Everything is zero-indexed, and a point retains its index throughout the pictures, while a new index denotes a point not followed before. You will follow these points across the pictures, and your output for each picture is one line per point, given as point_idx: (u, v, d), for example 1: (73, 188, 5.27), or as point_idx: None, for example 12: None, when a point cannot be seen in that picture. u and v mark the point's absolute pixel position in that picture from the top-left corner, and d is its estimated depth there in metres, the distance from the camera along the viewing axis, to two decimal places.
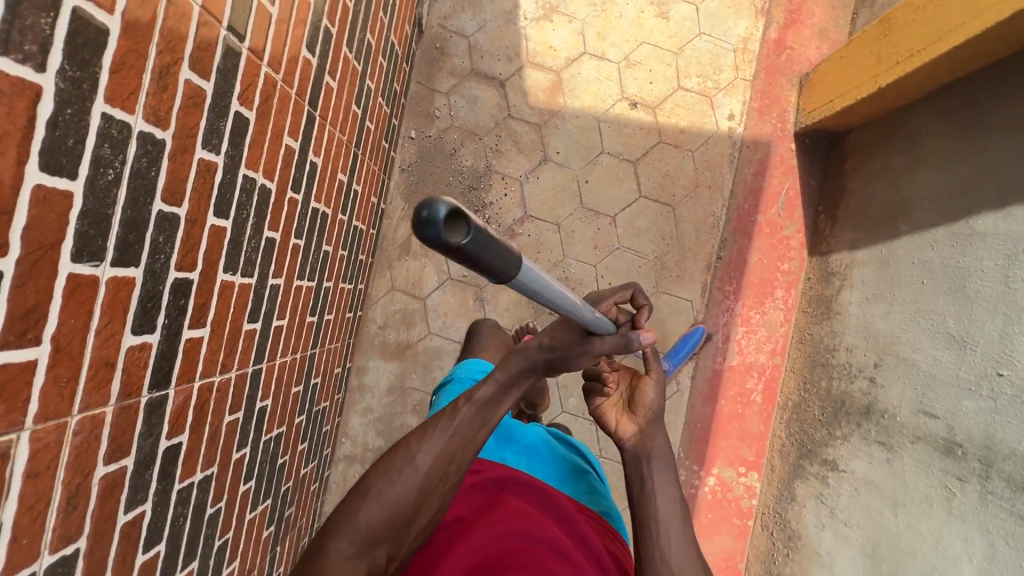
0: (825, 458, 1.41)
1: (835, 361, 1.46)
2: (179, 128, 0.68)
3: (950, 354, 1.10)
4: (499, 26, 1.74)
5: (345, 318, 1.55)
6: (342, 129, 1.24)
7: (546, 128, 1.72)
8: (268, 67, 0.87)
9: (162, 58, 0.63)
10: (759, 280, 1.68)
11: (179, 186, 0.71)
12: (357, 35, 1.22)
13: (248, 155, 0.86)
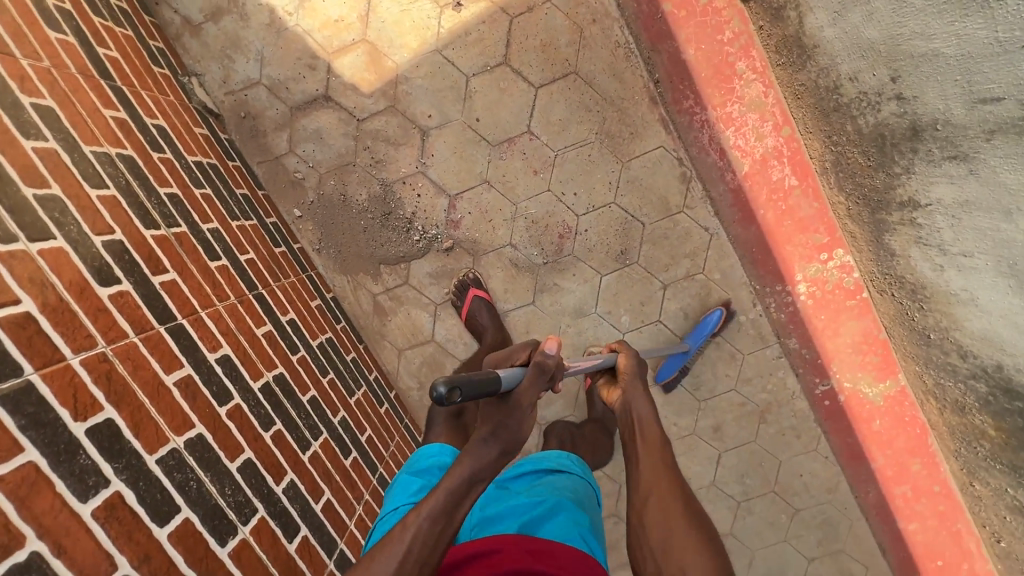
0: (903, 200, 1.18)
1: (843, 98, 1.20)
2: (35, 523, 0.61)
3: (964, 23, 0.93)
4: (275, 44, 1.44)
5: (383, 413, 1.48)
6: (221, 296, 1.08)
7: (401, 103, 1.45)
8: (77, 355, 0.73)
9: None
10: (712, 71, 1.38)
11: (96, 556, 0.66)
12: (150, 205, 1.03)
13: (143, 440, 0.76)
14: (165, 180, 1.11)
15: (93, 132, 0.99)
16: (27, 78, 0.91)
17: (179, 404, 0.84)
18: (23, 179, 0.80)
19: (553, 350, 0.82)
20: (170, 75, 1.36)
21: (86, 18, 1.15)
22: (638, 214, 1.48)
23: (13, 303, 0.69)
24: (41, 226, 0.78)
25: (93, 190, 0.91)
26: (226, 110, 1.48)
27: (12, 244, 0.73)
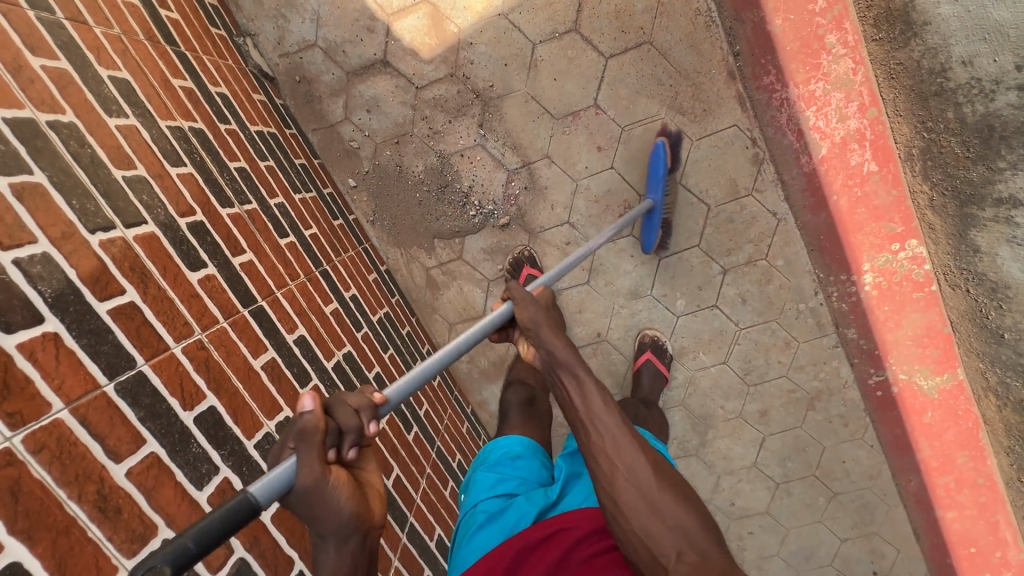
0: (999, 195, 1.26)
1: (954, 88, 1.22)
2: (163, 512, 0.64)
3: None
4: (331, 3, 1.37)
5: (437, 386, 1.50)
6: (292, 274, 1.08)
7: (463, 70, 1.39)
8: (179, 344, 0.74)
9: (87, 498, 0.58)
10: (799, 42, 1.29)
11: None
12: (223, 180, 1.01)
13: (239, 425, 0.77)
14: (233, 153, 1.09)
15: (165, 104, 0.96)
16: (102, 49, 0.87)
17: (269, 387, 0.86)
18: (112, 160, 0.78)
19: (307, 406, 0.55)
20: (226, 36, 1.30)
21: None
22: (705, 196, 1.43)
23: (119, 294, 0.69)
24: (133, 211, 0.78)
25: (173, 168, 0.89)
26: (281, 73, 1.43)
27: (110, 231, 0.72)
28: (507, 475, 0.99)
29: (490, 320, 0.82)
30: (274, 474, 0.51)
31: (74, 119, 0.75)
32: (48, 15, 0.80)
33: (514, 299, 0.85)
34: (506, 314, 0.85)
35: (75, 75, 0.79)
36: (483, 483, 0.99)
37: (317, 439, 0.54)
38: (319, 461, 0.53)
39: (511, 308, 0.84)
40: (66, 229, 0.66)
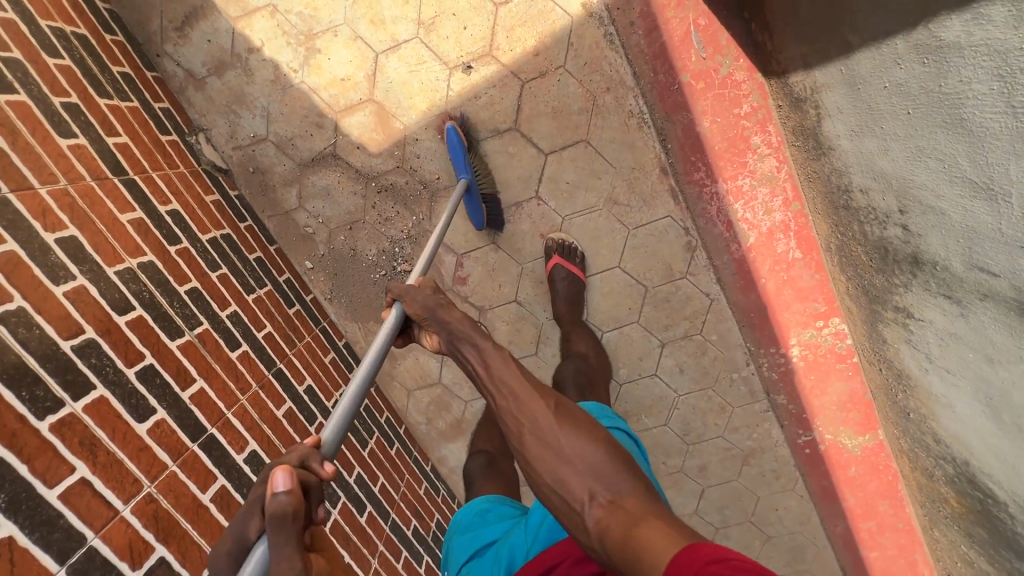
0: (897, 305, 1.20)
1: (854, 202, 1.17)
2: None
3: (954, 185, 0.84)
4: (281, 100, 1.41)
5: (395, 453, 1.60)
6: (243, 387, 1.16)
7: (410, 164, 1.44)
8: (128, 506, 0.83)
9: None
10: (726, 143, 1.35)
11: None
12: (173, 310, 1.08)
13: (188, 567, 0.87)
14: (184, 274, 1.15)
15: (114, 247, 1.02)
16: (49, 210, 0.94)
17: (217, 518, 0.95)
18: (60, 332, 0.85)
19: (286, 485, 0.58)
20: (177, 140, 1.35)
21: (93, 105, 1.14)
22: (643, 279, 1.51)
23: (69, 474, 0.77)
24: (82, 379, 0.85)
25: (120, 317, 0.96)
26: (235, 164, 1.48)
27: (59, 411, 0.80)
28: (486, 530, 1.02)
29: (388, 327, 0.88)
30: (255, 559, 0.56)
31: (22, 303, 0.82)
32: None
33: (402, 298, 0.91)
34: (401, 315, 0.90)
35: (21, 253, 0.85)
36: (465, 546, 1.01)
37: (291, 517, 0.56)
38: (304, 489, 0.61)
39: (405, 308, 0.90)
40: (15, 426, 0.74)
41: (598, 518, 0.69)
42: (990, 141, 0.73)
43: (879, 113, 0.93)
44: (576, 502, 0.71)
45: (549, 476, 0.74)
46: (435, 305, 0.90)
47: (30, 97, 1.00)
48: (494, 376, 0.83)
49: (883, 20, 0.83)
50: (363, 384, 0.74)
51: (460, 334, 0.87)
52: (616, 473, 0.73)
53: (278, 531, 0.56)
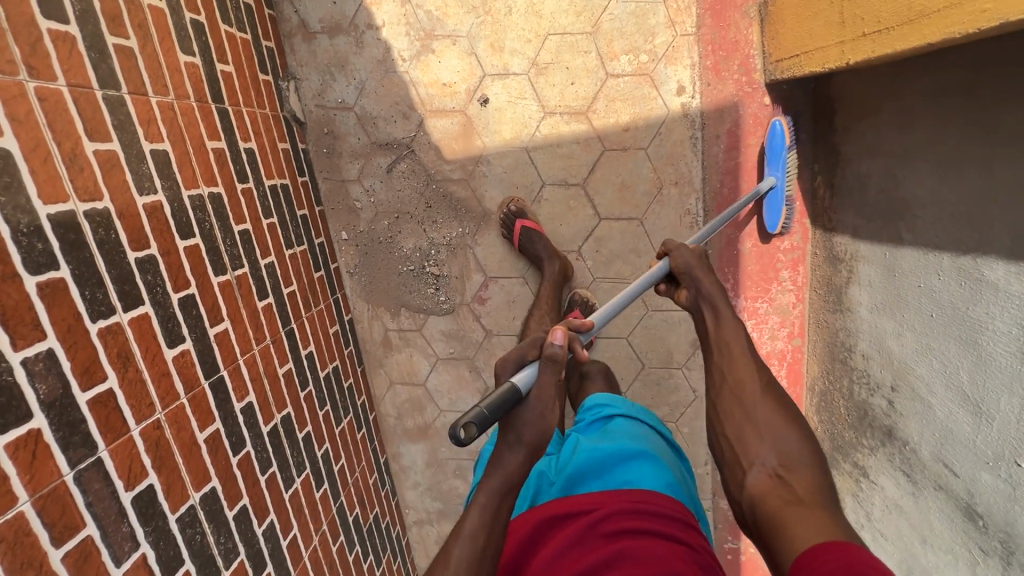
0: (856, 460, 1.33)
1: (853, 362, 1.30)
2: None
3: (948, 390, 0.96)
4: (379, 80, 1.45)
5: (359, 436, 1.63)
6: (259, 338, 1.18)
7: (475, 181, 1.50)
8: (138, 426, 0.84)
9: None
10: (758, 266, 1.47)
11: None
12: (224, 246, 1.10)
13: (168, 499, 0.88)
14: (242, 215, 1.17)
15: (194, 172, 1.04)
16: (152, 120, 0.95)
17: (204, 460, 0.97)
18: (130, 242, 0.87)
19: (559, 340, 0.78)
20: (271, 81, 1.37)
21: (215, 29, 1.16)
22: (643, 357, 1.60)
23: (101, 382, 0.79)
24: (136, 293, 0.87)
25: (182, 241, 0.98)
26: (311, 120, 1.50)
27: (110, 317, 0.81)
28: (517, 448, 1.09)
29: (653, 273, 1.06)
30: (526, 374, 0.77)
31: (108, 205, 0.84)
32: (113, 92, 0.87)
33: (671, 254, 1.08)
34: (665, 269, 1.08)
35: (121, 155, 0.87)
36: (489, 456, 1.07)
37: (559, 362, 0.78)
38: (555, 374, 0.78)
39: (671, 263, 1.07)
40: (72, 322, 0.75)
41: (760, 482, 0.80)
42: (992, 371, 0.86)
43: (905, 305, 1.05)
44: (744, 460, 0.84)
45: (733, 433, 0.88)
46: (693, 263, 1.05)
47: (168, 7, 1.02)
48: (722, 340, 0.97)
49: (935, 234, 0.95)
50: (623, 303, 0.98)
51: (708, 291, 1.02)
52: (782, 429, 0.84)
53: (548, 367, 0.78)
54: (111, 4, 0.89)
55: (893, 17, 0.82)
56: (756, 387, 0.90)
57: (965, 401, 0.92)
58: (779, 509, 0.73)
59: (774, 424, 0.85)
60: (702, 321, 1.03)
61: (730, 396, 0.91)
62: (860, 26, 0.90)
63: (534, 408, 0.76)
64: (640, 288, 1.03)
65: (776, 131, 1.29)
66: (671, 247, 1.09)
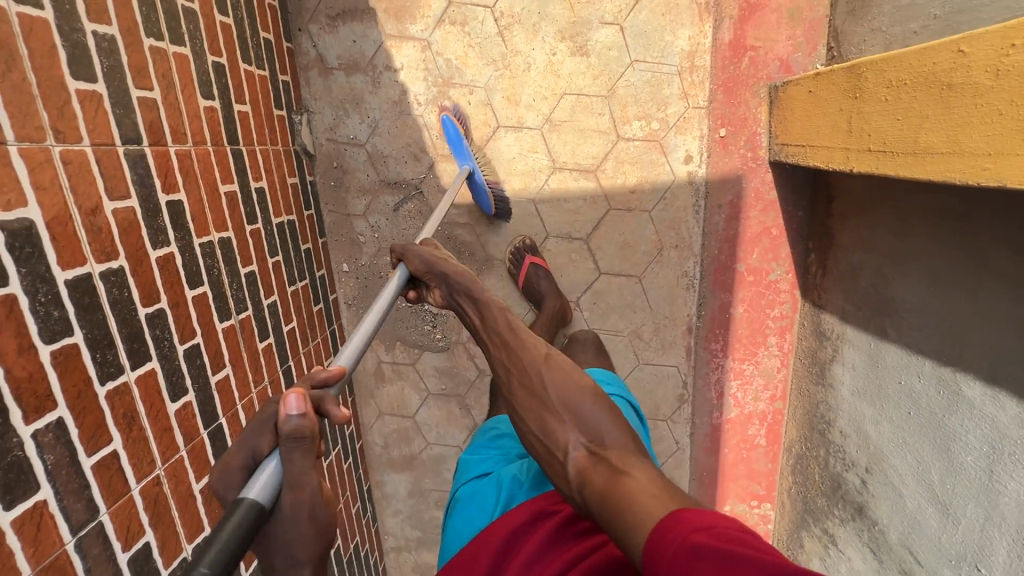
0: (826, 528, 1.39)
1: (831, 435, 1.36)
2: None
3: (919, 485, 1.02)
4: (393, 121, 1.46)
5: (345, 466, 1.64)
6: (258, 380, 1.18)
7: (480, 226, 1.52)
8: (139, 485, 0.84)
9: None
10: (749, 330, 1.51)
11: None
12: (230, 291, 1.10)
13: (163, 555, 0.88)
14: (249, 256, 1.17)
15: (206, 218, 1.04)
16: (170, 171, 0.95)
17: (199, 511, 0.97)
18: (142, 298, 0.87)
19: (295, 410, 0.58)
20: (285, 116, 1.37)
21: (235, 69, 1.16)
22: None
23: (106, 444, 0.79)
24: (144, 350, 0.87)
25: (190, 291, 0.98)
26: (321, 153, 1.50)
27: (119, 378, 0.81)
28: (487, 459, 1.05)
29: (394, 281, 0.98)
30: (267, 472, 0.57)
31: (123, 263, 0.83)
32: (135, 146, 0.87)
33: (404, 258, 1.02)
34: (407, 272, 1.02)
35: (138, 211, 0.87)
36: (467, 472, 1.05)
37: (309, 437, 0.59)
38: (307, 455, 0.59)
39: (407, 267, 1.00)
40: (83, 388, 0.75)
41: (580, 466, 0.74)
42: (962, 479, 0.92)
43: (885, 396, 1.11)
44: (557, 452, 0.77)
45: (536, 423, 0.81)
46: (431, 260, 0.98)
47: (191, 52, 1.02)
48: (511, 344, 0.87)
49: (920, 338, 1.01)
50: (371, 330, 0.85)
51: (457, 285, 0.95)
52: (577, 399, 0.79)
53: (296, 449, 0.58)
54: (138, 56, 0.88)
55: (897, 143, 0.86)
56: (534, 359, 0.84)
57: (934, 499, 0.98)
58: (603, 487, 0.68)
59: (567, 395, 0.80)
60: (461, 315, 0.97)
61: (518, 379, 0.84)
62: (866, 140, 0.94)
63: (296, 514, 0.58)
64: (385, 305, 0.92)
65: (447, 124, 1.32)
66: (400, 251, 1.02)
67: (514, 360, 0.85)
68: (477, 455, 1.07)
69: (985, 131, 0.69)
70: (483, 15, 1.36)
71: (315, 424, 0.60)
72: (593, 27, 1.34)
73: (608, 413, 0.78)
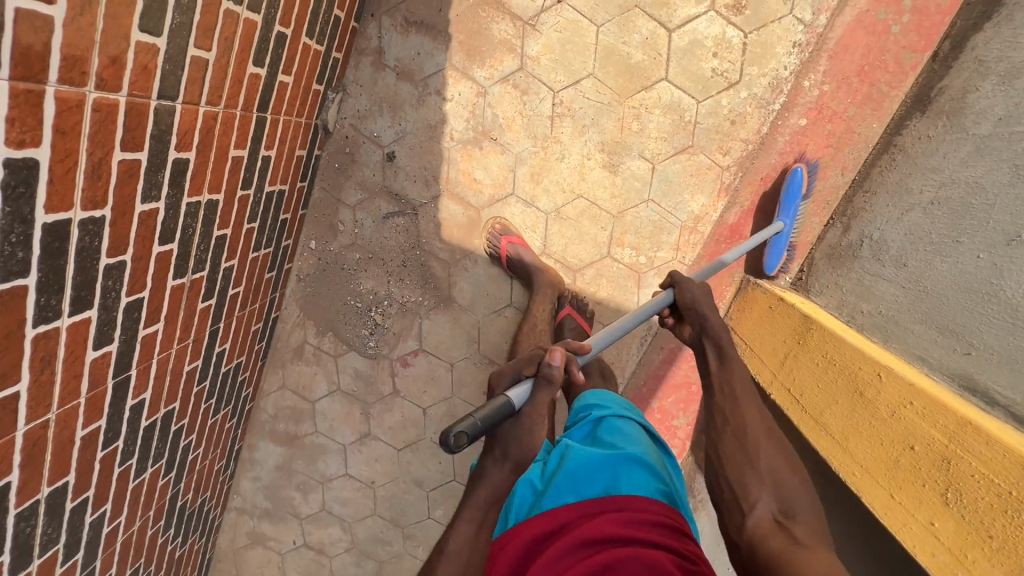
0: None
1: None
2: None
3: None
4: (420, 140, 1.47)
5: (227, 424, 1.63)
6: (183, 337, 1.16)
7: (455, 269, 1.57)
8: (25, 427, 0.81)
9: None
10: None
11: None
12: (195, 251, 1.07)
13: (18, 493, 0.85)
14: (228, 221, 1.15)
15: (204, 179, 1.01)
16: (191, 131, 0.92)
17: (71, 456, 0.94)
18: (109, 249, 0.84)
19: (557, 363, 0.84)
20: (321, 91, 1.35)
21: (295, 41, 1.13)
22: None
23: (11, 385, 0.76)
24: (89, 299, 0.84)
25: (158, 247, 0.95)
26: (337, 135, 1.48)
27: (51, 322, 0.79)
28: None
29: (654, 302, 1.07)
30: (522, 390, 0.83)
31: (106, 213, 0.80)
32: (168, 101, 0.84)
33: (677, 285, 1.09)
34: (672, 299, 1.11)
35: (143, 164, 0.84)
36: (484, 464, 1.09)
37: (555, 384, 0.84)
38: (547, 398, 0.84)
39: (676, 295, 1.08)
40: (14, 328, 0.72)
41: (761, 525, 0.83)
42: None
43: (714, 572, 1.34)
44: (744, 502, 0.87)
45: (734, 474, 0.91)
46: (698, 295, 1.07)
47: (262, 19, 0.99)
48: (726, 384, 0.99)
49: None
50: (623, 330, 1.02)
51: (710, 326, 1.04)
52: (796, 492, 0.87)
53: (544, 389, 0.84)
54: (211, 17, 0.85)
55: (807, 404, 1.03)
56: (755, 425, 0.94)
57: None
58: (781, 548, 0.77)
59: (774, 468, 0.89)
60: (702, 357, 1.04)
61: (734, 430, 0.94)
62: (788, 382, 1.12)
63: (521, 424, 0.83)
64: (633, 322, 1.04)
65: (793, 176, 1.33)
66: (677, 278, 1.10)
67: (732, 409, 0.96)
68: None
69: (864, 449, 0.86)
70: (544, 94, 1.41)
71: (559, 378, 0.85)
72: (631, 154, 1.43)
73: (805, 497, 0.87)
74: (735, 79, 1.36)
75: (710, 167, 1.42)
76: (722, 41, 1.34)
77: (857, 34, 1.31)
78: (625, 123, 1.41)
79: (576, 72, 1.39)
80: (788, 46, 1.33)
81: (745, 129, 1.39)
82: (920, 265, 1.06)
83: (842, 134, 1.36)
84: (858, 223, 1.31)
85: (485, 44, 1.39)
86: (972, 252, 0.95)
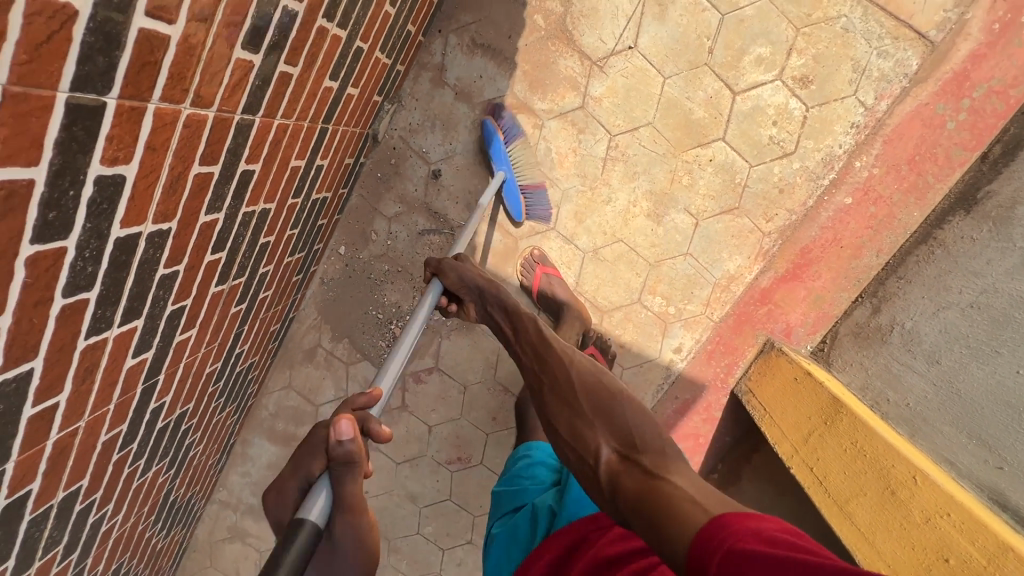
0: None
1: None
2: None
3: None
4: (469, 162, 1.45)
5: (229, 420, 1.59)
6: (210, 341, 1.11)
7: None
8: (56, 435, 0.77)
9: None
10: None
11: None
12: (240, 258, 1.03)
13: (36, 500, 0.81)
14: (273, 228, 1.11)
15: (263, 189, 0.97)
16: (263, 143, 0.89)
17: (89, 461, 0.90)
18: (167, 259, 0.80)
19: (347, 435, 0.69)
20: (379, 103, 1.32)
21: (370, 56, 1.10)
22: None
23: (53, 396, 0.72)
24: (139, 309, 0.80)
25: (209, 256, 0.92)
26: (384, 145, 1.46)
27: (101, 333, 0.75)
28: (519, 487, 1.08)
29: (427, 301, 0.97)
30: (321, 501, 0.65)
31: (172, 226, 0.77)
32: (249, 116, 0.81)
33: (441, 270, 1.01)
34: (443, 288, 1.01)
35: (214, 177, 0.80)
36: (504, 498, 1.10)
37: (354, 462, 0.69)
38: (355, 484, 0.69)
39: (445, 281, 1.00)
40: (68, 341, 0.69)
41: (614, 466, 0.73)
42: None
43: None
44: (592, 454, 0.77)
45: (568, 429, 0.81)
46: (471, 277, 1.00)
47: (347, 35, 0.96)
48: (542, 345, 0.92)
49: None
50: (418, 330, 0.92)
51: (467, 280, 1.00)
52: (608, 411, 0.80)
53: (343, 475, 0.68)
54: (305, 34, 0.82)
55: (832, 490, 1.06)
56: (569, 369, 0.87)
57: None
58: (639, 487, 0.68)
59: (600, 402, 0.81)
60: (498, 327, 1.00)
61: (554, 388, 0.86)
62: (812, 461, 1.14)
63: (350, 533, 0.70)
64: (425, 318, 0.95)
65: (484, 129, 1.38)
66: (436, 264, 1.02)
67: (544, 368, 0.89)
68: (509, 485, 1.11)
69: (894, 549, 0.89)
70: (601, 135, 1.40)
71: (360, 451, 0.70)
72: (677, 208, 1.43)
73: (635, 425, 0.78)
74: (789, 150, 1.37)
75: (751, 230, 1.43)
76: (784, 112, 1.35)
77: (914, 123, 1.33)
78: (676, 176, 1.41)
79: (635, 119, 1.38)
80: (846, 126, 1.35)
81: (792, 200, 1.40)
82: (954, 366, 1.09)
83: (884, 217, 1.38)
84: (890, 308, 1.35)
85: (549, 78, 1.38)
86: (1010, 365, 0.98)
